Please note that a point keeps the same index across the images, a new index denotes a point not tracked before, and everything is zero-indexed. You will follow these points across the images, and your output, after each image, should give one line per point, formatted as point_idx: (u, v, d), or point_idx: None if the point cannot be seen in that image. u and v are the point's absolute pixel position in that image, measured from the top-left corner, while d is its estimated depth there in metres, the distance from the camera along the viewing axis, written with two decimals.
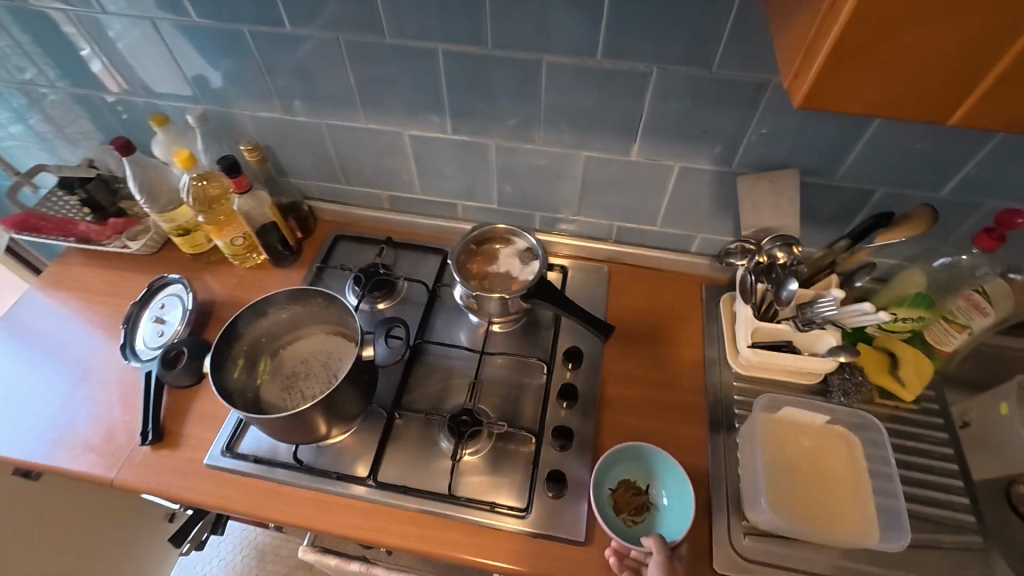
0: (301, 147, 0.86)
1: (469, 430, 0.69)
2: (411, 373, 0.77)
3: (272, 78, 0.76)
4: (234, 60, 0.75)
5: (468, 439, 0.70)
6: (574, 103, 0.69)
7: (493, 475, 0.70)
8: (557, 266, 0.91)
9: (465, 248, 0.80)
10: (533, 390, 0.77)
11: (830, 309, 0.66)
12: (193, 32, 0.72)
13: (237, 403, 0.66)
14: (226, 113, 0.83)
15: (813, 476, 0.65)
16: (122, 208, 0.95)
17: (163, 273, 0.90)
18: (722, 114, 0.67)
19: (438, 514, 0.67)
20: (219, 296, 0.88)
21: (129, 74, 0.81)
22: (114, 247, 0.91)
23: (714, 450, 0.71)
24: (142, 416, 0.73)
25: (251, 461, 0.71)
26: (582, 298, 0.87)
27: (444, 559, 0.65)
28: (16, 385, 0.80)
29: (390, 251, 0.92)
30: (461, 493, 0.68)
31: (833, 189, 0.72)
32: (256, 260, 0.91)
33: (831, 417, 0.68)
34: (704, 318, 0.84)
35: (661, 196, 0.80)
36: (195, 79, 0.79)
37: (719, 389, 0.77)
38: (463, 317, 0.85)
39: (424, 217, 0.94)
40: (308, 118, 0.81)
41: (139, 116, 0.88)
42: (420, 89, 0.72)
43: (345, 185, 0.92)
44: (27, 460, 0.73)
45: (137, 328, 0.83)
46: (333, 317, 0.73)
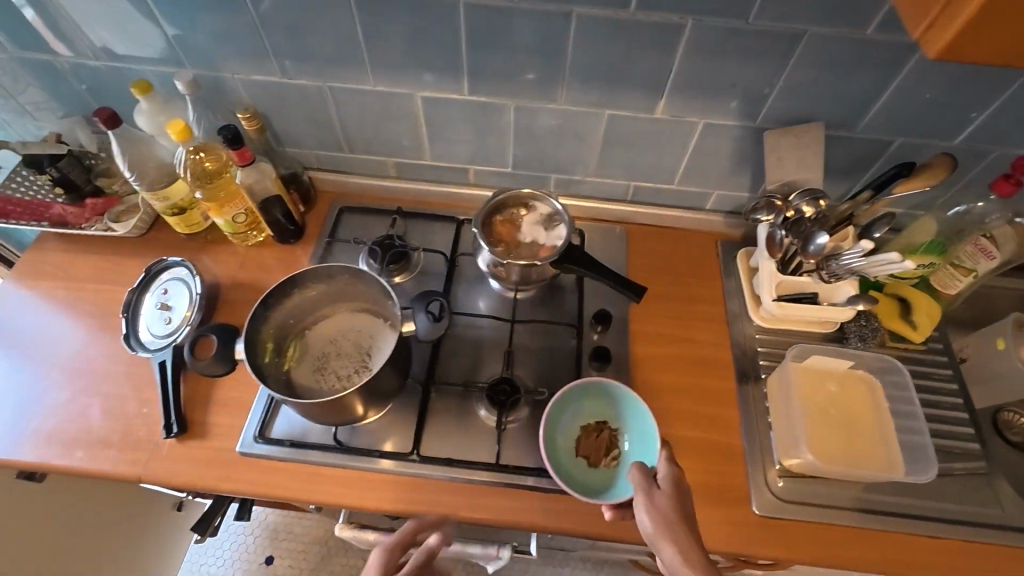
0: (300, 114, 0.81)
1: (510, 399, 0.69)
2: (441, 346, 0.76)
3: (270, 37, 0.70)
4: (226, 17, 0.68)
5: (509, 408, 0.70)
6: (601, 60, 0.67)
7: (536, 441, 0.70)
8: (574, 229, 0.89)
9: (488, 215, 0.78)
10: (565, 354, 0.77)
11: (857, 261, 0.68)
12: None
13: (273, 386, 0.64)
14: (217, 78, 0.76)
15: (841, 420, 0.69)
16: (100, 186, 0.87)
17: (158, 256, 0.84)
18: (753, 67, 0.66)
19: (487, 483, 0.67)
20: (223, 277, 0.83)
21: (99, 36, 0.73)
22: (95, 230, 0.84)
23: (744, 401, 0.74)
24: (163, 408, 0.70)
25: (287, 446, 0.69)
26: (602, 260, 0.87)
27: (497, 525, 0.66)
28: (12, 385, 0.74)
29: (402, 222, 0.89)
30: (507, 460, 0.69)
31: (853, 141, 0.73)
32: (257, 238, 0.86)
33: (855, 362, 0.72)
34: (722, 274, 0.86)
35: (683, 153, 0.79)
36: (179, 40, 0.72)
37: (743, 343, 0.79)
38: (485, 286, 0.83)
39: (434, 184, 0.90)
40: (310, 80, 0.75)
41: (112, 84, 0.80)
42: (437, 46, 0.68)
43: (347, 153, 0.87)
44: (41, 463, 0.69)
45: (139, 316, 0.77)
46: (360, 294, 0.71)
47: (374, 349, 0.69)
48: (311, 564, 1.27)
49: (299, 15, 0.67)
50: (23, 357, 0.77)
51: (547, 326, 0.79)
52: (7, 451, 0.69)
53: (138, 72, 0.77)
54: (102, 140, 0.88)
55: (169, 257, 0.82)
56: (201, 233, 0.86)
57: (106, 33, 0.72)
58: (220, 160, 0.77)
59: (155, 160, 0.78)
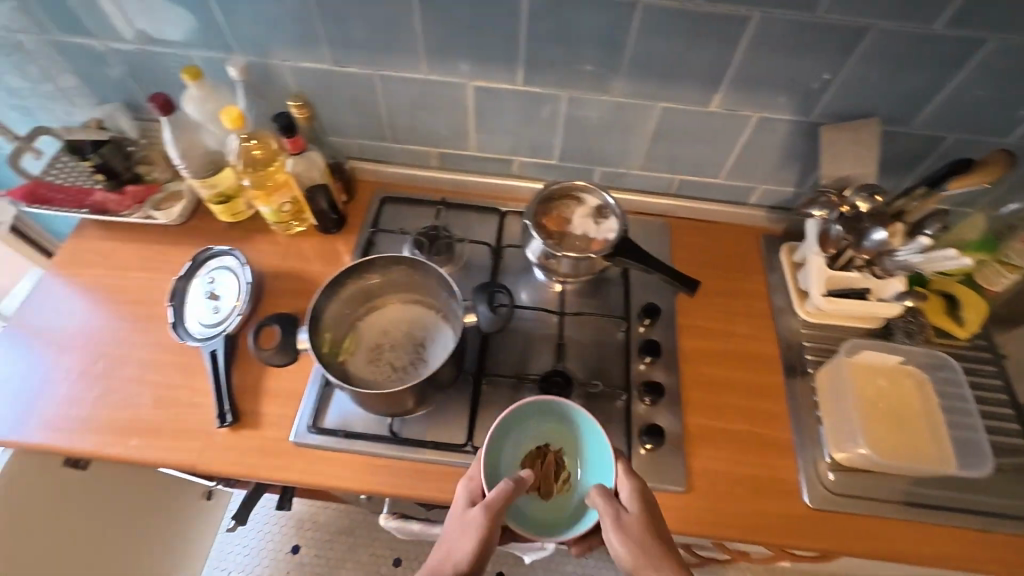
0: (347, 102, 0.80)
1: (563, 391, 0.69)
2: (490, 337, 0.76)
3: (324, 23, 0.69)
4: (280, 2, 0.67)
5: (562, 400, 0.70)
6: (662, 52, 0.67)
7: None
8: None
9: (538, 207, 0.78)
10: (613, 348, 0.77)
11: (914, 257, 0.67)
12: None
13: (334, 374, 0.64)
14: (265, 66, 0.75)
15: (892, 414, 0.70)
16: (139, 173, 0.86)
17: (200, 245, 0.84)
18: (814, 60, 0.65)
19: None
20: (267, 266, 0.82)
21: (147, 21, 0.72)
22: (136, 219, 0.83)
23: (793, 395, 0.74)
24: (216, 397, 0.70)
25: (341, 436, 0.69)
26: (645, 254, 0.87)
27: None
28: (61, 373, 0.74)
29: (445, 212, 0.88)
30: None
31: (907, 137, 0.73)
32: (298, 228, 0.85)
33: (905, 358, 0.73)
34: (766, 268, 0.86)
35: (732, 147, 0.79)
36: (230, 26, 0.71)
37: (789, 337, 0.79)
38: (531, 278, 0.83)
39: (476, 175, 0.90)
40: (360, 68, 0.74)
41: (156, 70, 0.79)
42: (496, 34, 0.67)
43: (391, 143, 0.86)
44: (94, 450, 0.68)
45: (186, 305, 0.77)
46: (414, 285, 0.71)
47: (429, 340, 0.70)
48: (338, 553, 1.27)
49: (357, 1, 0.66)
50: (69, 345, 0.76)
51: (595, 319, 0.79)
52: (59, 439, 0.69)
53: (185, 58, 0.76)
54: (143, 127, 0.87)
55: (213, 246, 0.82)
56: (243, 222, 0.86)
57: (156, 18, 0.71)
58: (270, 149, 0.76)
59: (202, 149, 0.77)
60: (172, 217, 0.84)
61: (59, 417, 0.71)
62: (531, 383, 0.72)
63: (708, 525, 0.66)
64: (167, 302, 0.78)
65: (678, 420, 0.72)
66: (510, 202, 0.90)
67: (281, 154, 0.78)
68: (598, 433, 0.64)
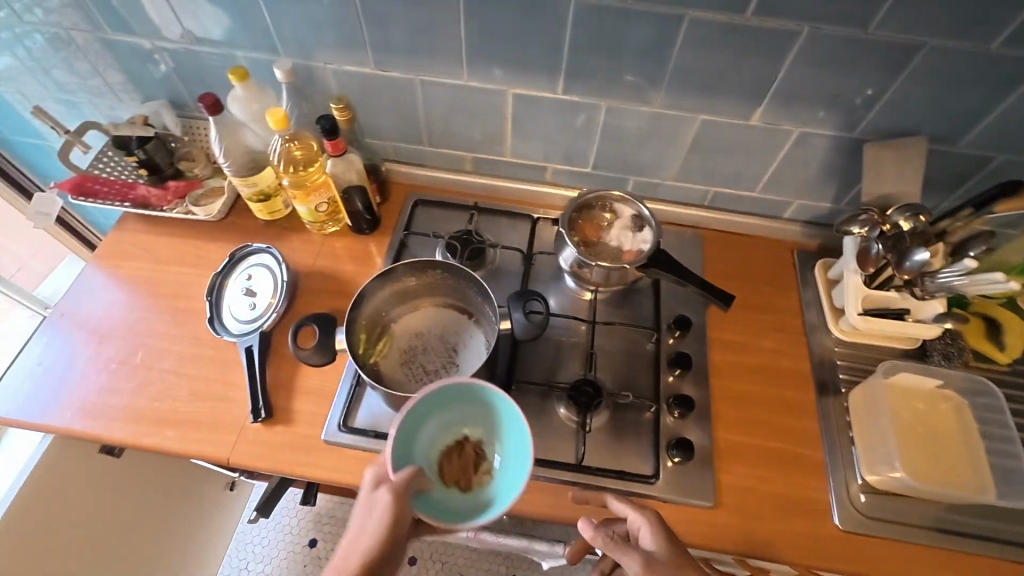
0: (385, 105, 0.81)
1: (593, 401, 0.69)
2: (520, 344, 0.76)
3: (369, 28, 0.70)
4: (327, 7, 0.68)
5: (592, 410, 0.69)
6: (706, 65, 0.66)
7: (616, 444, 0.70)
8: None
9: (573, 215, 0.79)
10: (643, 358, 0.77)
11: (958, 279, 0.67)
12: None
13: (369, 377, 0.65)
14: (309, 68, 0.76)
15: (929, 439, 0.69)
16: (181, 169, 0.88)
17: (238, 242, 0.86)
18: (862, 77, 0.65)
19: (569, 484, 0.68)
20: (302, 265, 0.83)
21: (197, 23, 0.73)
22: (177, 214, 0.86)
23: (826, 414, 0.73)
24: (252, 392, 0.71)
25: (371, 437, 0.69)
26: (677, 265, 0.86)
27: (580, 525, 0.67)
28: (101, 362, 0.76)
29: (477, 217, 0.89)
30: (589, 462, 0.69)
31: (954, 156, 0.71)
32: (332, 228, 0.86)
33: (944, 381, 0.71)
34: (799, 284, 0.85)
35: (771, 161, 0.78)
36: (277, 29, 0.72)
37: (823, 355, 0.78)
38: (561, 285, 0.83)
39: (509, 181, 0.90)
40: (401, 72, 0.75)
41: (202, 70, 0.80)
42: (539, 44, 0.68)
43: (426, 147, 0.87)
44: (132, 439, 0.70)
45: (223, 299, 0.79)
46: (449, 290, 0.72)
47: (461, 344, 0.70)
48: None
49: (402, 7, 0.67)
50: (110, 334, 0.79)
51: (626, 329, 0.78)
52: (98, 427, 0.71)
53: (230, 58, 0.77)
54: (185, 124, 0.89)
55: (251, 243, 0.83)
56: (279, 221, 0.87)
57: (205, 19, 0.72)
58: (311, 149, 0.78)
59: (243, 147, 0.78)
60: (212, 213, 0.86)
61: (100, 404, 0.73)
62: (559, 391, 0.72)
63: (736, 543, 0.66)
64: (205, 296, 0.80)
65: (708, 435, 0.71)
66: (541, 209, 0.90)
67: (321, 155, 0.79)
68: (515, 411, 0.59)
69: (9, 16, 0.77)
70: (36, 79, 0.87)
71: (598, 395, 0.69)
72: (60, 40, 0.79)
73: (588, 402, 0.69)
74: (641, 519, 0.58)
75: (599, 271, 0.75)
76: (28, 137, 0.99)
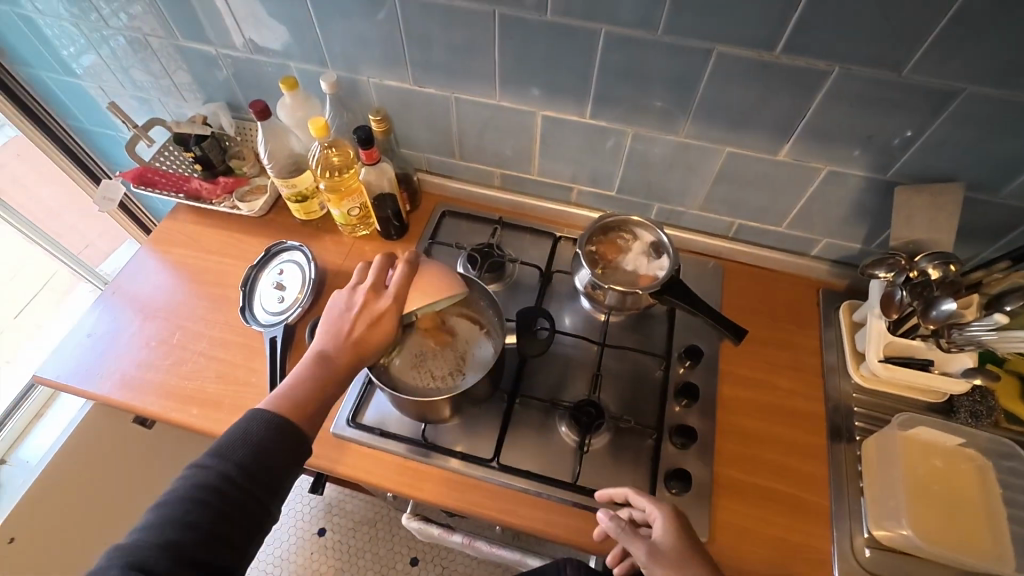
0: (421, 118, 0.85)
1: (594, 422, 0.69)
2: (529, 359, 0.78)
3: (410, 47, 0.74)
4: (373, 26, 0.72)
5: (592, 431, 0.70)
6: (733, 98, 0.67)
7: (614, 467, 0.70)
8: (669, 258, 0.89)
9: (593, 236, 0.80)
10: (650, 385, 0.77)
11: (987, 333, 0.62)
12: None
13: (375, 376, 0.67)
14: (353, 81, 0.81)
15: (944, 498, 0.66)
16: (231, 166, 0.95)
17: (275, 238, 0.91)
18: (895, 120, 0.63)
19: (562, 502, 0.68)
20: (331, 264, 0.88)
21: (257, 36, 0.79)
22: (225, 208, 0.92)
23: (835, 461, 0.71)
24: (271, 381, 0.76)
25: (376, 434, 0.72)
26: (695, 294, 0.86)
27: (568, 544, 0.67)
28: (140, 340, 0.82)
29: (501, 232, 0.91)
30: (584, 482, 0.69)
31: (995, 208, 0.68)
32: (363, 232, 0.91)
33: (966, 440, 0.68)
34: (821, 324, 0.83)
35: (798, 198, 0.77)
36: (327, 45, 0.77)
37: (839, 400, 0.76)
38: (576, 304, 0.84)
39: (535, 198, 0.92)
40: (438, 89, 0.79)
41: (258, 77, 0.87)
42: (569, 70, 0.70)
43: (457, 160, 0.91)
44: (160, 412, 0.76)
45: (255, 291, 0.84)
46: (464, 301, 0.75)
47: (468, 353, 0.72)
48: (359, 541, 1.31)
49: (440, 29, 0.70)
50: (152, 313, 0.85)
51: (636, 354, 0.79)
52: (132, 398, 0.77)
53: (284, 68, 0.83)
54: (239, 125, 0.96)
55: (287, 240, 0.89)
56: (315, 221, 0.93)
57: (264, 32, 0.78)
58: (348, 156, 0.82)
59: (288, 151, 0.84)
60: (255, 210, 0.91)
61: (135, 379, 0.79)
62: (562, 409, 0.73)
63: None
64: (240, 287, 0.85)
65: (709, 470, 0.70)
66: (564, 229, 0.92)
67: (356, 162, 0.84)
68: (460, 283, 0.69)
69: (97, 21, 0.85)
70: (115, 77, 0.96)
71: (601, 416, 0.70)
72: (138, 43, 0.88)
73: (590, 422, 0.69)
74: (656, 511, 0.60)
75: (614, 294, 0.76)
76: (104, 128, 1.09)
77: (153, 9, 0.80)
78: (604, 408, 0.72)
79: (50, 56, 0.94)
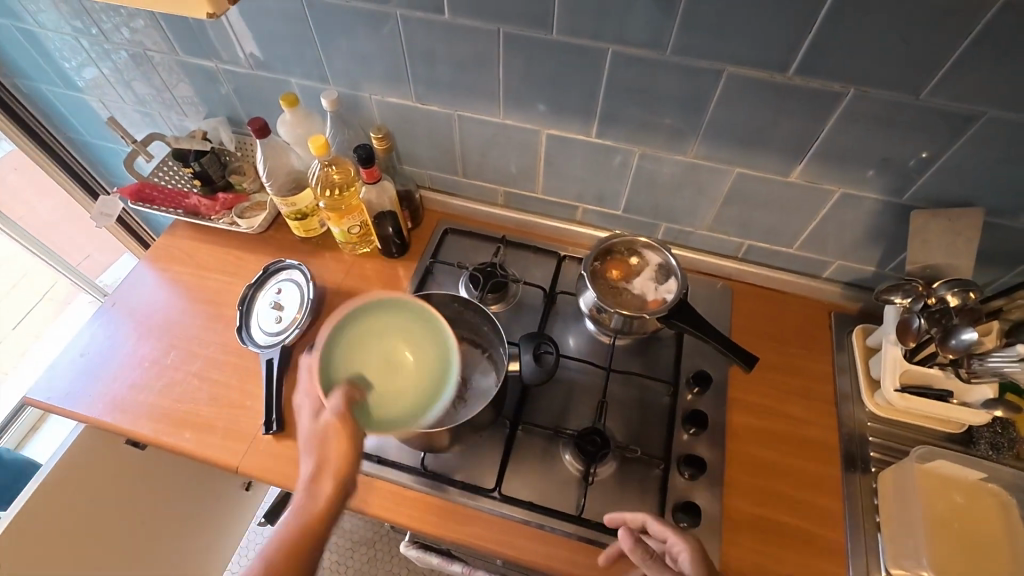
0: (424, 135, 0.83)
1: (600, 453, 0.66)
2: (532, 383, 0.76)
3: (414, 65, 0.72)
4: (377, 44, 0.71)
5: (598, 461, 0.67)
6: (744, 119, 0.65)
7: (620, 498, 0.68)
8: None
9: (596, 258, 0.77)
10: (658, 411, 0.74)
11: (1009, 365, 0.59)
12: (339, 13, 0.69)
13: None
14: (355, 97, 0.80)
15: (966, 538, 0.63)
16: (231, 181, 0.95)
17: (274, 255, 0.90)
18: (911, 143, 0.61)
19: (565, 535, 0.66)
20: (330, 283, 0.86)
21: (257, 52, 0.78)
22: (223, 224, 0.90)
23: (850, 494, 0.68)
24: (267, 404, 0.74)
25: (375, 462, 0.70)
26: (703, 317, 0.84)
27: None
28: (133, 361, 0.80)
29: (505, 250, 0.89)
30: (589, 515, 0.67)
31: (1018, 232, 0.66)
32: (364, 249, 0.89)
33: (988, 475, 0.65)
34: (833, 348, 0.80)
35: (810, 220, 0.75)
36: (329, 61, 0.76)
37: (853, 429, 0.73)
38: (581, 326, 0.82)
39: (539, 217, 0.91)
40: (441, 107, 0.77)
41: (259, 93, 0.85)
42: (575, 88, 0.68)
43: (461, 178, 0.89)
44: (152, 436, 0.74)
45: (252, 310, 0.83)
46: (464, 325, 0.74)
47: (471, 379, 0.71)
48: (357, 562, 1.28)
49: (445, 47, 0.69)
50: (147, 333, 0.83)
51: (642, 379, 0.76)
52: (124, 421, 0.75)
53: (285, 84, 0.82)
54: (239, 140, 0.94)
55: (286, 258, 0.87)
56: (314, 239, 0.91)
57: (266, 49, 0.77)
58: (349, 174, 0.80)
59: (288, 169, 0.83)
60: (254, 226, 0.90)
61: (128, 402, 0.77)
62: (566, 436, 0.70)
63: None
64: (237, 306, 0.84)
65: (719, 502, 0.67)
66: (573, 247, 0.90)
67: (357, 180, 0.82)
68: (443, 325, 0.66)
69: (97, 35, 0.85)
70: (116, 91, 0.95)
71: (607, 447, 0.67)
72: (137, 58, 0.87)
73: (595, 452, 0.67)
74: (682, 544, 0.56)
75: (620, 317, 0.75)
76: (104, 142, 1.08)
77: (153, 23, 0.79)
78: (610, 437, 0.70)
79: (51, 70, 0.94)
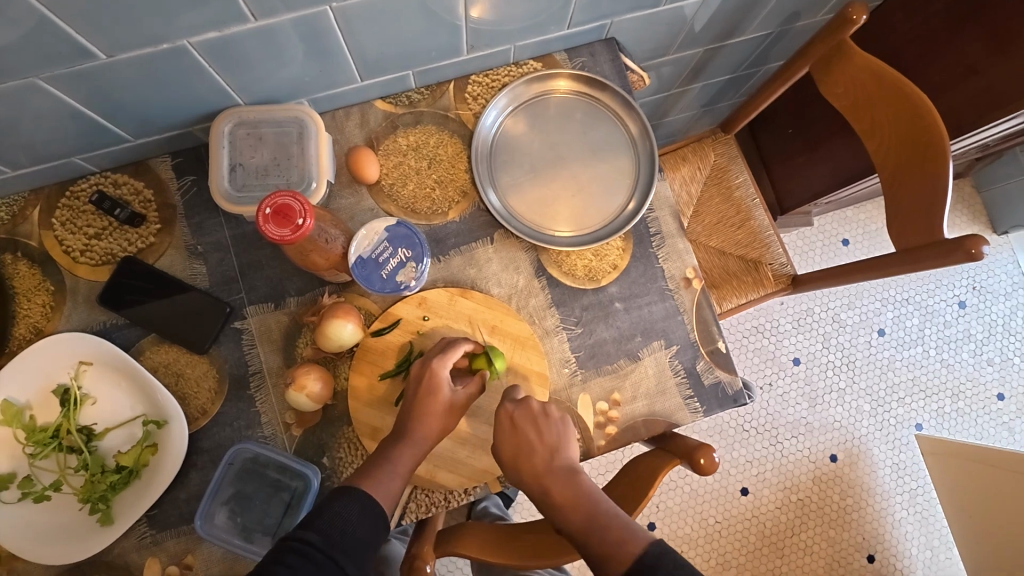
0: (250, 65, 0.67)
1: (505, 421, 0.67)
2: (513, 430, 0.67)
3: (230, 12, 0.58)
4: (171, 10, 0.55)
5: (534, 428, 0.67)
6: None
7: (523, 446, 0.66)
8: (581, 167, 0.82)
9: (484, 188, 0.79)
10: (527, 419, 0.67)
11: None
12: None
13: (316, 394, 0.71)
14: (142, 56, 0.60)
15: None
16: (35, 190, 0.75)
17: (121, 263, 0.75)
18: None
19: (510, 466, 0.66)
20: (209, 279, 0.76)
21: None
22: (55, 247, 0.74)
23: None
24: (208, 488, 0.69)
25: (319, 474, 0.71)
26: (613, 194, 0.82)
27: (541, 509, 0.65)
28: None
29: (395, 203, 0.79)
30: (506, 453, 0.66)
31: None
32: (233, 232, 0.77)
33: None
34: None
35: None
36: (99, 37, 0.56)
37: None
38: (497, 270, 0.79)
39: (424, 159, 0.80)
40: (258, 20, 0.60)
41: (19, 120, 0.63)
42: None
43: (317, 122, 0.75)
44: None
45: (112, 348, 0.70)
46: (366, 296, 0.76)
47: (388, 344, 0.74)
48: None
49: None
50: None
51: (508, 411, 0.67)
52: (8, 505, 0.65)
53: (36, 84, 0.59)
54: None
55: (142, 265, 0.75)
56: (161, 236, 0.76)
57: None
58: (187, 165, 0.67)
59: None
60: (93, 241, 0.75)
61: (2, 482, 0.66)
62: (565, 514, 0.63)
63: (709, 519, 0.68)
64: (92, 346, 0.70)
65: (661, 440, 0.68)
66: (469, 170, 0.80)
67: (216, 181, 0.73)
68: (595, 549, 0.59)
69: None
70: None
71: (646, 540, 0.58)
72: None
73: (616, 551, 0.58)
74: None
75: (551, 321, 0.78)
76: None
77: None
78: (505, 467, 0.67)
79: None
